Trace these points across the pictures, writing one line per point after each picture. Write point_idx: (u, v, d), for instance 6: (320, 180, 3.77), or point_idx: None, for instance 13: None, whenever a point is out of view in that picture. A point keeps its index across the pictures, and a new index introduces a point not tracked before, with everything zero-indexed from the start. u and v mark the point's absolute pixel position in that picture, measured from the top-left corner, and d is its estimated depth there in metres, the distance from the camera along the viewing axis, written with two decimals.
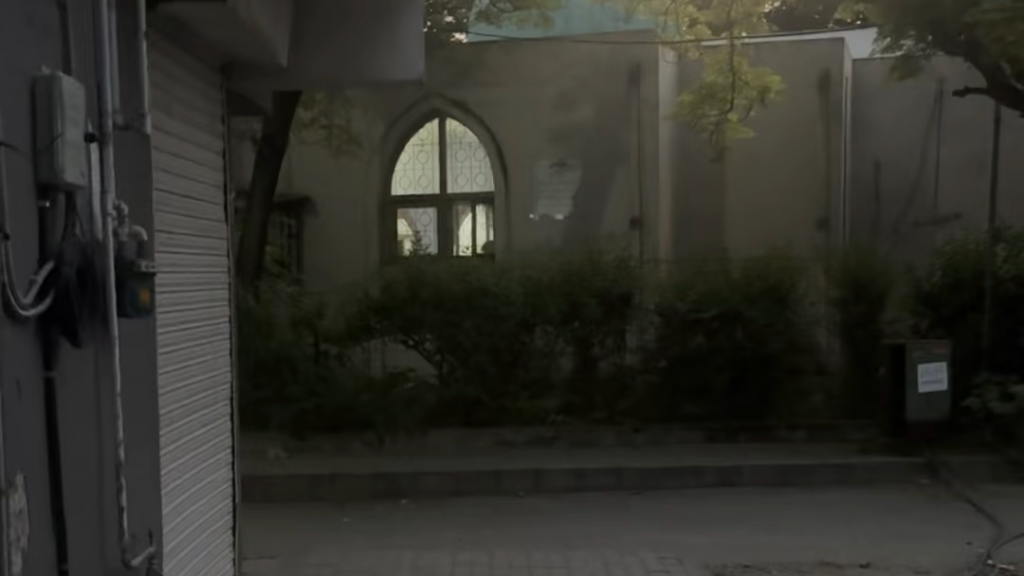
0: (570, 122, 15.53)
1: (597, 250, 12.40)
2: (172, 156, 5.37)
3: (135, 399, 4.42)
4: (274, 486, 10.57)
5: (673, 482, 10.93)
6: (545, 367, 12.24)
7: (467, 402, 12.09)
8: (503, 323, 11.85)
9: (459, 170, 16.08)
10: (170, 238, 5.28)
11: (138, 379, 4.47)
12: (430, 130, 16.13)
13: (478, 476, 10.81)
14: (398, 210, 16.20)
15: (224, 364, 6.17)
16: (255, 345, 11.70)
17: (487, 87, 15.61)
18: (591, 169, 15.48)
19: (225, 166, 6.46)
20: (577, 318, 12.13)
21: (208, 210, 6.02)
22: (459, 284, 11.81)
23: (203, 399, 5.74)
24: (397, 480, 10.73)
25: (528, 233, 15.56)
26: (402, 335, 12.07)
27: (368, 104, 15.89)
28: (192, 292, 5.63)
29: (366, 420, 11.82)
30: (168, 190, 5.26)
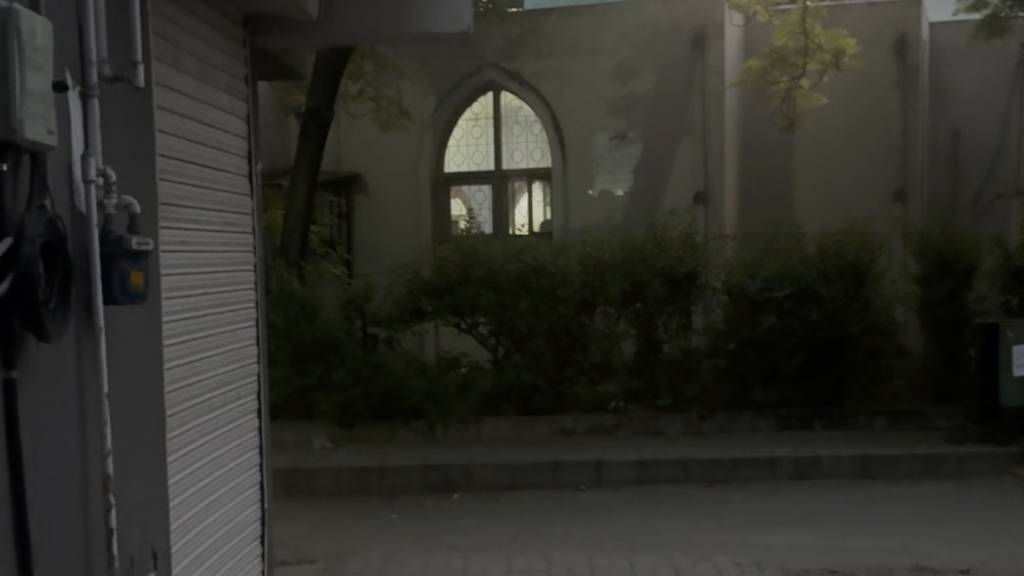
0: (630, 92, 14.67)
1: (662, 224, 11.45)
2: (184, 119, 4.73)
3: (132, 399, 3.77)
4: (319, 478, 9.92)
5: (745, 473, 10.16)
6: (606, 350, 11.37)
7: (522, 388, 11.42)
8: (564, 304, 11.12)
9: (515, 146, 15.34)
10: (177, 213, 4.60)
11: (137, 375, 3.82)
12: (484, 104, 15.35)
13: (536, 469, 10.10)
14: (451, 187, 15.58)
15: (251, 353, 5.52)
16: (300, 329, 10.98)
17: (543, 56, 14.82)
18: (653, 140, 14.63)
19: (251, 134, 5.82)
20: (640, 299, 11.33)
21: (232, 182, 5.37)
22: (513, 263, 11.05)
23: (225, 395, 5.09)
24: (450, 473, 10.03)
25: (587, 209, 14.86)
26: (454, 318, 11.32)
27: (418, 76, 15.19)
28: (210, 274, 4.99)
29: (415, 407, 11.13)
30: (173, 159, 4.57)
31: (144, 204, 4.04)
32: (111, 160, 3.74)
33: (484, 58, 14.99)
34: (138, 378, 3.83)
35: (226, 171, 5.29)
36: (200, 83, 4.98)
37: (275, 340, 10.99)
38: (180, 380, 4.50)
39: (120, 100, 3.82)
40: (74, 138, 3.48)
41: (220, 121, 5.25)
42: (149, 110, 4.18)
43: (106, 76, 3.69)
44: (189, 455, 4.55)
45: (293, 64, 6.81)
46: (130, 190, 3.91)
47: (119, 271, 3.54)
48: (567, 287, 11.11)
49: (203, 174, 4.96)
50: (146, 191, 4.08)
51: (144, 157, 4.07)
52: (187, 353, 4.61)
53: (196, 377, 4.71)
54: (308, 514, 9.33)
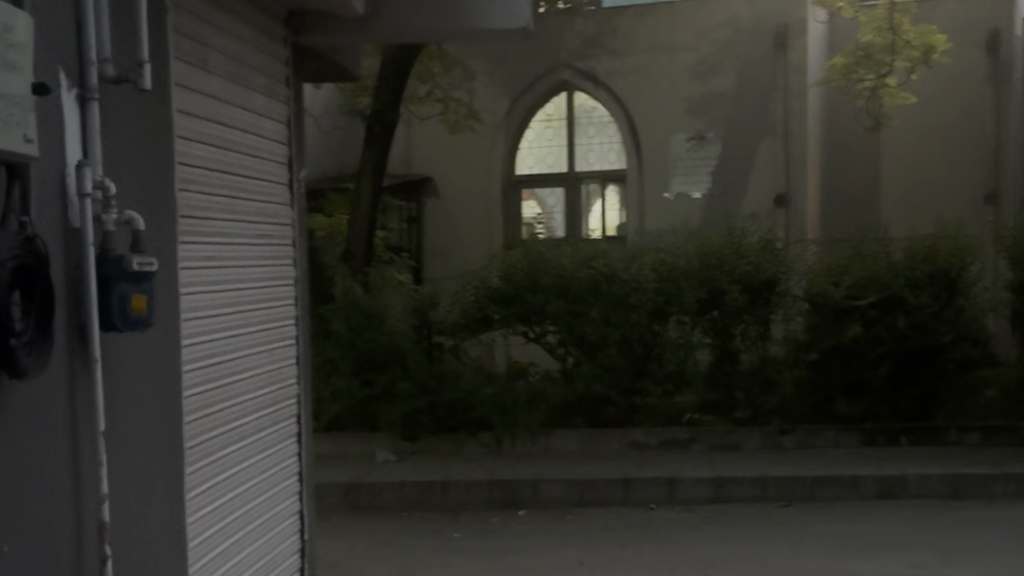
0: (709, 91, 14.12)
1: (739, 229, 10.92)
2: (212, 123, 4.39)
3: (136, 434, 3.41)
4: (380, 491, 9.52)
5: (828, 492, 9.59)
6: (681, 360, 10.83)
7: (593, 402, 10.91)
8: (635, 313, 10.60)
9: (589, 148, 14.85)
10: (202, 226, 4.23)
11: (142, 406, 3.46)
12: (558, 104, 14.90)
13: (606, 485, 9.61)
14: (524, 189, 15.12)
15: (290, 373, 5.17)
16: (364, 337, 10.53)
17: (619, 55, 14.35)
18: (733, 141, 14.05)
19: (294, 139, 5.46)
20: (717, 306, 10.83)
21: (269, 189, 5.01)
22: (584, 270, 10.54)
23: (259, 420, 4.73)
24: (516, 489, 9.58)
25: (664, 212, 14.36)
26: (521, 327, 10.82)
27: (491, 77, 14.84)
28: (243, 291, 4.64)
29: (481, 419, 10.58)
30: (195, 167, 4.20)
31: (153, 217, 3.67)
32: (114, 171, 3.38)
33: (558, 57, 14.57)
34: (143, 410, 3.48)
35: (260, 178, 4.92)
36: (231, 83, 4.62)
37: (338, 349, 10.59)
38: (206, 409, 4.15)
39: (125, 103, 3.46)
40: (69, 146, 3.14)
41: (254, 124, 4.87)
42: (164, 114, 3.82)
43: (108, 77, 3.33)
44: (214, 488, 4.20)
45: (343, 61, 6.39)
46: (138, 203, 3.54)
47: (119, 293, 3.18)
48: (640, 295, 10.56)
49: (233, 180, 4.58)
50: (158, 203, 3.72)
51: (155, 165, 3.71)
52: (214, 379, 4.26)
53: (225, 403, 4.35)
54: (368, 532, 8.94)
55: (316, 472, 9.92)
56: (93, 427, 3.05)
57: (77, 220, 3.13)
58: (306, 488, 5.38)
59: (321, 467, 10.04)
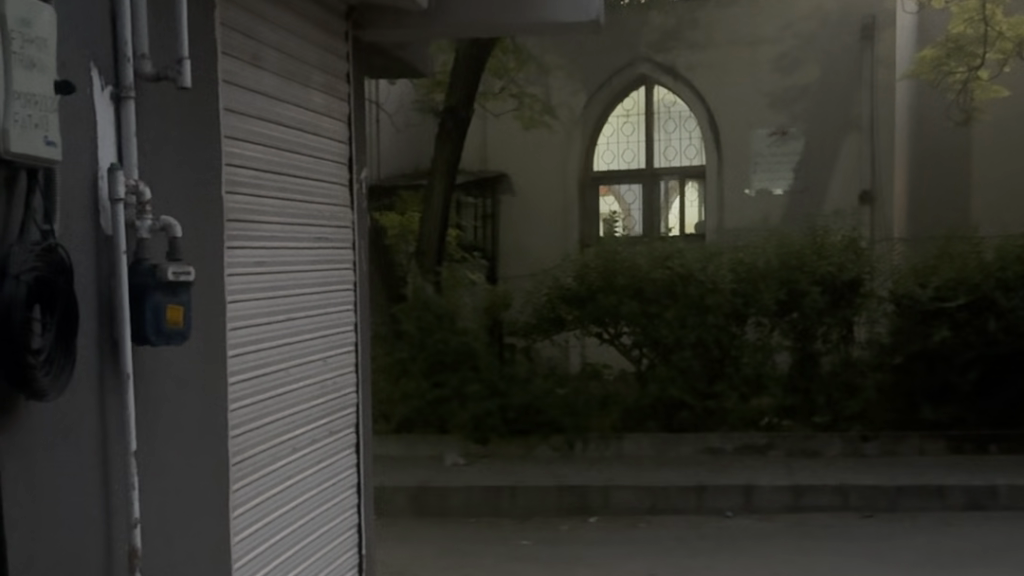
0: (792, 84, 13.75)
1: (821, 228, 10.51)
2: (265, 123, 4.20)
3: (169, 450, 3.25)
4: (449, 496, 9.35)
5: (911, 502, 9.21)
6: (759, 364, 10.39)
7: (667, 405, 10.53)
8: (711, 314, 10.22)
9: (668, 143, 14.43)
10: (249, 231, 4.03)
11: (177, 421, 3.31)
12: (636, 99, 14.51)
13: (679, 492, 9.33)
14: (601, 185, 14.78)
15: (348, 382, 4.99)
16: (435, 338, 10.31)
17: (699, 48, 14.01)
18: (815, 136, 13.66)
19: (355, 137, 5.26)
20: (796, 308, 10.37)
21: (327, 191, 4.84)
22: (660, 270, 10.23)
23: (314, 432, 4.57)
24: (586, 495, 9.33)
25: (743, 209, 14.04)
26: (596, 328, 10.51)
27: (567, 72, 14.56)
28: (298, 299, 4.47)
29: (553, 422, 10.30)
30: (242, 169, 3.99)
31: (196, 223, 3.50)
32: (151, 174, 3.21)
33: (637, 51, 14.25)
34: (176, 427, 3.31)
35: (316, 181, 4.72)
36: (286, 81, 4.43)
37: (408, 349, 10.36)
38: (254, 423, 3.99)
39: (163, 103, 3.29)
40: (102, 150, 2.97)
41: (308, 122, 4.65)
42: (209, 115, 3.64)
43: (145, 75, 3.16)
44: (263, 505, 4.05)
45: (409, 57, 6.16)
46: (177, 209, 3.37)
47: (153, 304, 3.01)
48: (717, 297, 10.16)
49: (284, 182, 4.37)
50: (202, 207, 3.54)
51: (198, 169, 3.53)
52: (262, 390, 4.07)
53: (275, 415, 4.18)
54: (434, 537, 8.75)
55: (384, 475, 9.76)
56: (122, 446, 2.88)
57: (109, 227, 2.96)
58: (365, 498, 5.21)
59: (390, 470, 9.85)
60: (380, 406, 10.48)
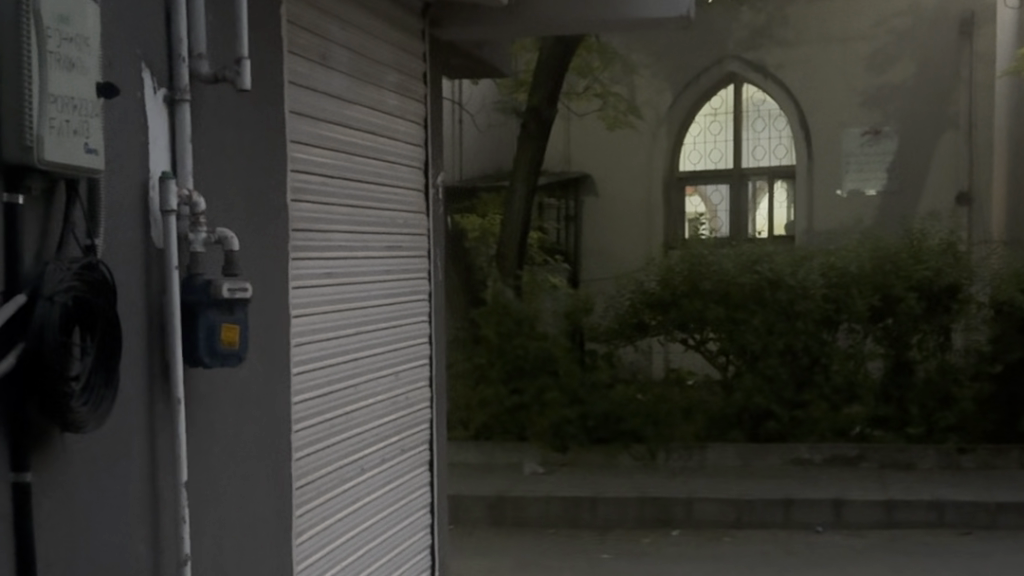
0: (885, 82, 13.21)
1: (919, 232, 10.02)
2: (331, 125, 3.94)
3: (222, 474, 3.06)
4: (527, 506, 9.08)
5: (1013, 520, 8.73)
6: (850, 373, 9.83)
7: (754, 413, 10.01)
8: (800, 320, 9.72)
9: (757, 143, 14.03)
10: (316, 240, 3.81)
11: (232, 443, 3.11)
12: (724, 97, 14.09)
13: (765, 505, 8.95)
14: (687, 186, 14.40)
15: (421, 397, 4.77)
16: (514, 344, 10.05)
17: (790, 45, 13.56)
18: (911, 134, 13.12)
19: (430, 140, 5.00)
20: (891, 314, 9.89)
21: (401, 197, 4.60)
22: (746, 275, 9.72)
23: (383, 451, 4.35)
24: (669, 508, 9.00)
25: (831, 210, 13.63)
26: (680, 334, 10.13)
27: (653, 70, 14.20)
28: (370, 312, 4.26)
29: (634, 429, 9.86)
30: (309, 176, 3.77)
31: (256, 234, 3.29)
32: (207, 181, 3.00)
33: (725, 48, 13.86)
34: (232, 453, 3.12)
35: (389, 186, 4.48)
36: (357, 80, 4.18)
37: (488, 354, 10.10)
38: (319, 443, 3.79)
39: (220, 105, 3.08)
40: (154, 156, 2.76)
41: (381, 123, 4.42)
42: (272, 119, 3.43)
43: (202, 76, 2.94)
44: (325, 529, 3.85)
45: (489, 57, 5.88)
46: (235, 221, 3.16)
47: (206, 323, 2.80)
48: (807, 302, 9.65)
49: (354, 188, 4.13)
50: (263, 218, 3.34)
51: (258, 176, 3.32)
52: (327, 411, 3.86)
53: (341, 436, 3.97)
54: (511, 549, 8.48)
55: (460, 483, 9.53)
56: (168, 474, 2.69)
57: (160, 240, 2.76)
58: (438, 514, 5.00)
59: (467, 478, 9.61)
60: (459, 414, 10.25)
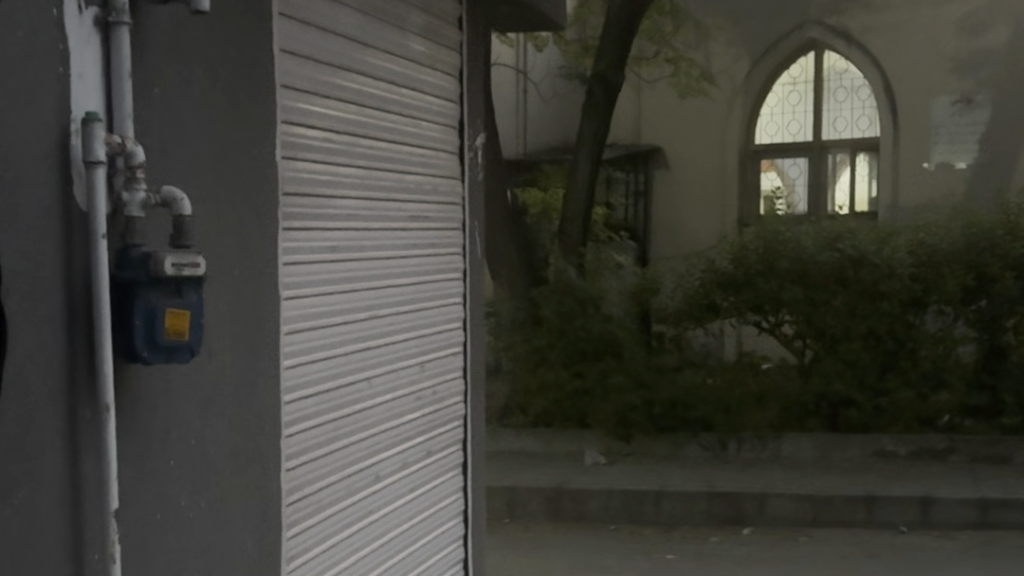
0: (978, 49, 12.05)
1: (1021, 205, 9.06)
2: (341, 72, 3.35)
3: (172, 491, 2.50)
4: (587, 502, 8.35)
5: None
6: (939, 356, 8.95)
7: (831, 401, 9.11)
8: (886, 302, 8.83)
9: (838, 113, 12.93)
10: (321, 206, 3.23)
11: (185, 450, 2.55)
12: (805, 65, 13.02)
13: (845, 503, 8.11)
14: (762, 160, 13.38)
15: (450, 390, 4.17)
16: (575, 326, 9.23)
17: (875, 9, 12.46)
18: (1007, 104, 11.98)
19: (467, 96, 4.34)
20: (985, 294, 8.96)
21: (427, 160, 3.97)
22: (827, 253, 8.90)
23: (402, 455, 3.76)
24: (740, 504, 8.21)
25: (920, 183, 12.50)
26: (753, 316, 9.25)
27: (732, 36, 13.20)
28: (390, 293, 3.67)
29: (703, 419, 9.04)
30: (309, 129, 3.17)
31: (222, 199, 2.69)
32: (150, 127, 2.41)
33: (806, 13, 12.82)
34: (187, 464, 2.56)
35: (410, 146, 3.84)
36: (370, 20, 3.54)
37: (547, 337, 9.31)
38: (321, 449, 3.22)
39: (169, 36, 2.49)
40: (76, 92, 2.17)
41: (393, 70, 3.71)
42: (248, 60, 2.82)
43: None
44: (331, 549, 3.29)
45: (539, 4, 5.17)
46: (191, 183, 2.56)
47: (144, 308, 2.20)
48: (894, 283, 8.78)
49: (366, 145, 3.51)
50: (233, 182, 2.74)
51: (229, 128, 2.72)
52: (330, 410, 3.27)
53: (349, 439, 3.38)
54: (568, 549, 7.75)
55: (516, 475, 8.78)
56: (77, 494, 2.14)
57: (84, 201, 2.16)
58: (473, 510, 4.44)
59: (526, 469, 8.88)
60: (516, 400, 9.50)
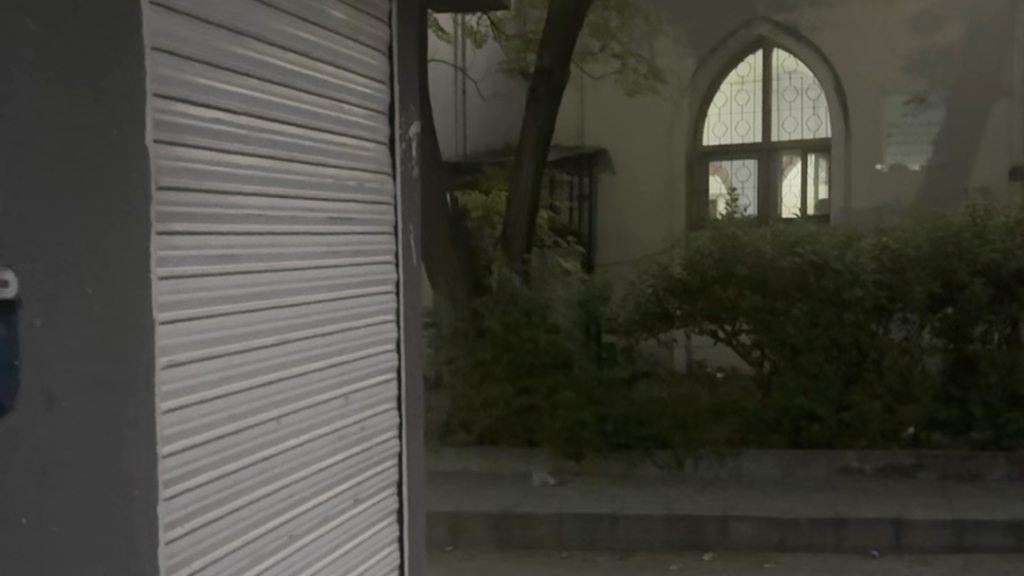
0: (932, 47, 11.21)
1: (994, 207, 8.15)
2: (234, 36, 2.68)
3: None
4: (537, 526, 7.17)
5: None
6: (905, 367, 8.07)
7: (794, 415, 8.15)
8: (850, 310, 7.92)
9: (787, 113, 12.02)
10: (214, 206, 2.57)
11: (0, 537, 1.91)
12: (752, 64, 12.08)
13: (812, 526, 7.01)
14: (710, 162, 12.41)
15: (381, 425, 3.53)
16: (522, 338, 8.20)
17: (826, 6, 11.57)
18: (961, 102, 11.13)
19: (402, 77, 3.72)
20: (952, 301, 8.06)
21: (342, 154, 3.25)
22: (787, 259, 7.92)
23: (316, 512, 3.07)
24: (701, 527, 7.08)
25: (874, 186, 11.58)
26: (709, 325, 8.26)
27: (676, 32, 12.17)
28: (304, 310, 3.01)
29: (659, 435, 8.06)
30: (195, 107, 2.50)
31: (64, 193, 2.02)
32: None
33: (754, 10, 11.85)
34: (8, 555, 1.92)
35: (325, 131, 3.15)
36: None
37: (491, 349, 8.25)
38: (220, 509, 2.58)
39: None
40: None
41: (298, 36, 3.00)
42: (92, 9, 2.11)
43: None
44: None
45: None
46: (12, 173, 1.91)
47: None
48: (858, 290, 7.84)
49: (271, 130, 2.85)
50: (84, 171, 2.07)
51: (79, 101, 2.06)
52: (228, 461, 2.61)
53: (252, 494, 2.73)
54: None
55: (460, 498, 7.65)
56: None
57: None
58: (411, 559, 3.79)
59: (471, 492, 7.80)
60: (459, 416, 8.45)
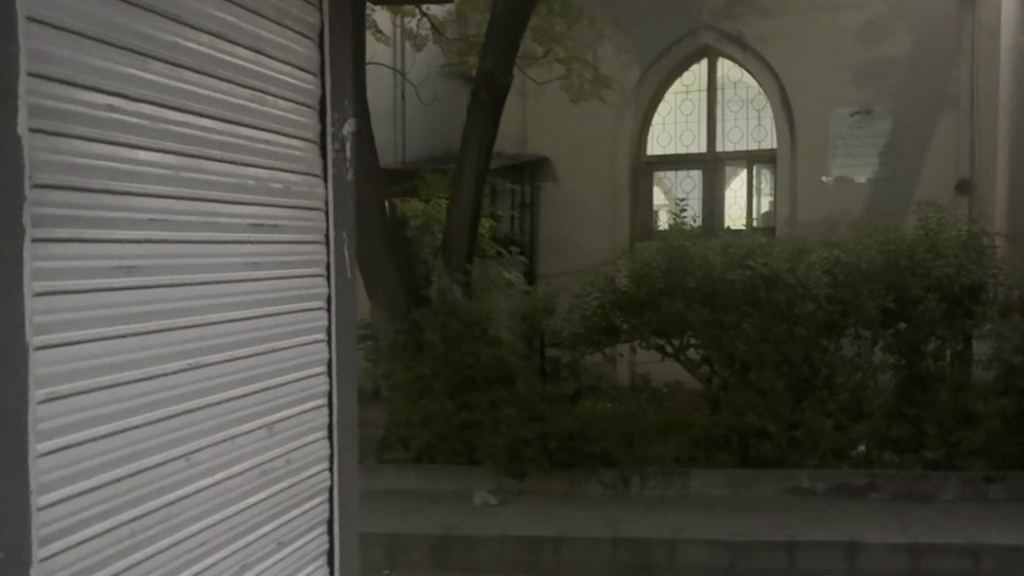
0: (878, 58, 10.94)
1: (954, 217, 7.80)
2: (133, 11, 2.29)
3: None
4: (478, 547, 6.66)
5: None
6: (855, 383, 7.65)
7: (744, 434, 7.73)
8: (801, 325, 7.50)
9: (732, 123, 11.72)
10: (107, 211, 2.18)
11: None
12: (697, 73, 11.82)
13: (763, 548, 6.43)
14: (654, 173, 12.13)
15: (310, 458, 3.14)
16: (462, 352, 7.81)
17: (771, 15, 11.29)
18: (907, 115, 10.85)
19: (335, 69, 3.34)
20: (904, 317, 7.68)
21: (265, 151, 2.86)
22: (738, 272, 7.53)
23: (231, 560, 2.67)
24: (649, 550, 6.51)
25: (821, 198, 11.27)
26: (657, 340, 7.90)
27: (620, 39, 11.86)
28: (217, 331, 2.62)
29: (605, 453, 7.64)
30: (82, 93, 2.11)
31: None
32: None
33: (698, 18, 11.56)
34: None
35: (242, 124, 2.75)
36: None
37: (431, 364, 7.85)
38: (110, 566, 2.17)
39: None
40: None
41: (210, 15, 2.61)
42: None
43: None
44: None
45: None
46: None
47: None
48: (810, 305, 7.43)
49: (178, 120, 2.45)
50: None
51: None
52: (125, 508, 2.22)
53: (154, 546, 2.33)
54: None
55: (394, 521, 7.14)
56: None
57: None
58: None
59: (407, 515, 7.28)
60: (397, 432, 8.02)
